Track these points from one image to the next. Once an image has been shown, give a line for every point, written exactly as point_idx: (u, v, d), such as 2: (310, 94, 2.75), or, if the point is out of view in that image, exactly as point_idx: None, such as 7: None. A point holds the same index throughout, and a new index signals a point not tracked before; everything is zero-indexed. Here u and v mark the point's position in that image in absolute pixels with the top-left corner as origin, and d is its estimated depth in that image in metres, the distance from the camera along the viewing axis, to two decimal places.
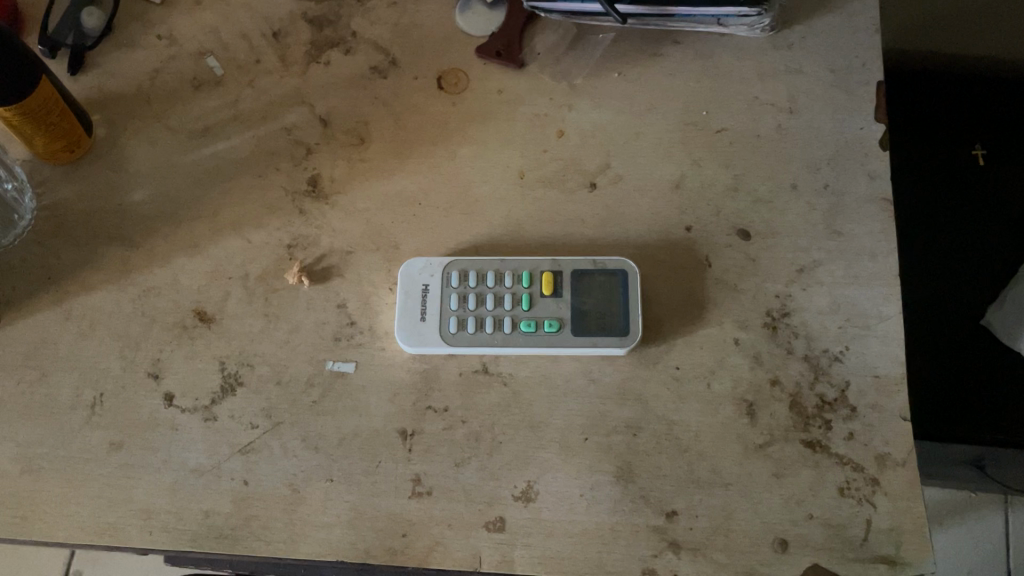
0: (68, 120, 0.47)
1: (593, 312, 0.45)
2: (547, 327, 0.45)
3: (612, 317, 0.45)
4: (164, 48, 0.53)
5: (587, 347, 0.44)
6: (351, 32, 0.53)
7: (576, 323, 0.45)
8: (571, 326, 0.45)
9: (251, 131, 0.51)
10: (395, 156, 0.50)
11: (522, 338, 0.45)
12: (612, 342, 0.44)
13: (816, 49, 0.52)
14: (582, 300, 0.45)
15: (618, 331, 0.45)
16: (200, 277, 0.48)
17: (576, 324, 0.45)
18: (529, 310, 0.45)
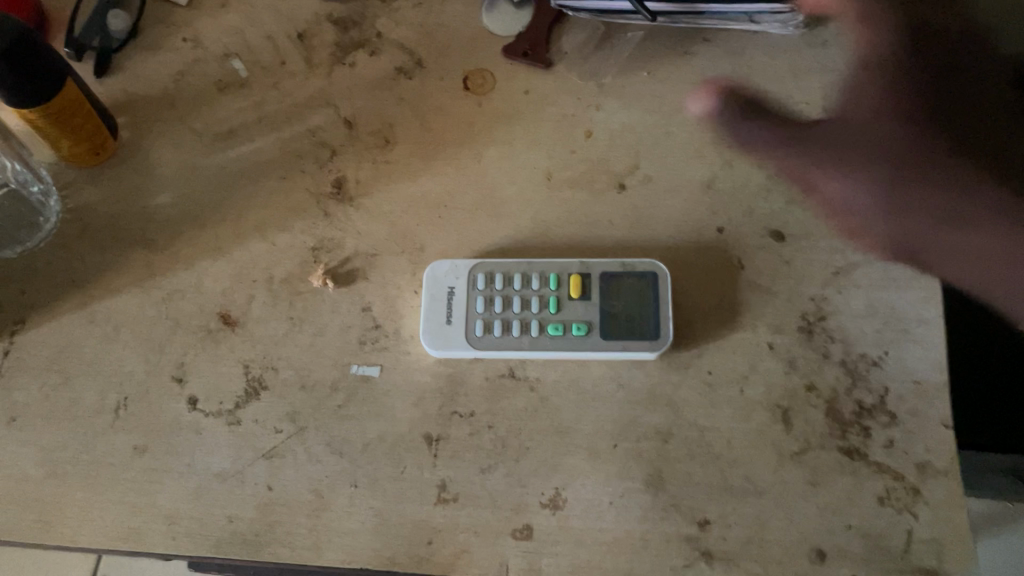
0: (93, 123, 0.47)
1: (621, 315, 0.44)
2: (574, 330, 0.44)
3: (643, 321, 0.44)
4: (190, 50, 0.53)
5: (615, 352, 0.43)
6: (377, 34, 0.53)
7: (604, 326, 0.44)
8: (599, 329, 0.44)
9: (276, 133, 0.50)
10: (420, 158, 0.50)
11: (549, 341, 0.44)
12: (642, 346, 0.43)
13: (851, 46, 0.51)
14: (609, 303, 0.44)
15: (648, 335, 0.43)
16: (225, 279, 0.47)
17: (605, 328, 0.44)
18: (557, 312, 0.44)
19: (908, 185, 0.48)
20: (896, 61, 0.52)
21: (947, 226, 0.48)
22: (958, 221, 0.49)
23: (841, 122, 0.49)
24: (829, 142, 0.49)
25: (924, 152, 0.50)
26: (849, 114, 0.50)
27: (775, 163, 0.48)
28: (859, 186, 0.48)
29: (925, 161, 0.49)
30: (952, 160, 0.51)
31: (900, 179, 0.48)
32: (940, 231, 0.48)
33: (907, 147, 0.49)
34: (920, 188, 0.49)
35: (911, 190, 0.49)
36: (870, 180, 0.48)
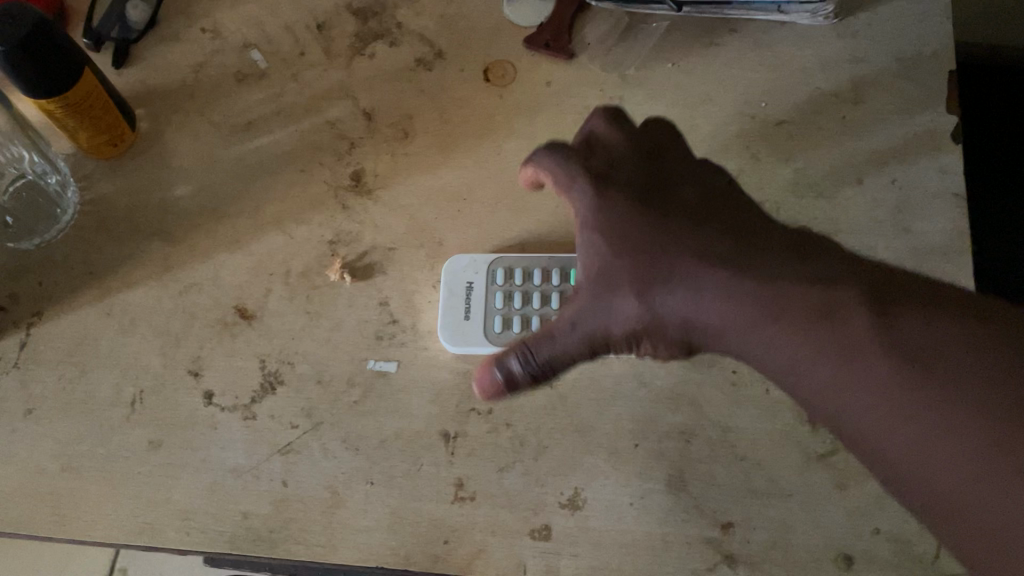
0: (111, 114, 0.47)
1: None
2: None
3: None
4: (208, 41, 0.52)
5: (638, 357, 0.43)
6: (397, 24, 0.52)
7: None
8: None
9: (294, 125, 0.50)
10: (440, 150, 0.49)
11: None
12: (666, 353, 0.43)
13: (883, 37, 0.50)
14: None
15: None
16: (242, 273, 0.47)
17: None
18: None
19: (677, 308, 0.33)
20: (667, 156, 0.38)
21: (919, 434, 0.28)
22: (930, 424, 0.28)
23: (585, 236, 0.35)
24: (602, 279, 0.34)
25: (676, 273, 0.33)
26: (598, 240, 0.35)
27: (630, 305, 0.34)
28: (651, 329, 0.34)
29: (778, 305, 0.31)
30: (779, 296, 0.31)
31: (801, 356, 0.31)
32: (914, 446, 0.28)
33: (678, 275, 0.33)
34: (704, 325, 0.33)
35: (666, 296, 0.33)
36: (789, 358, 0.31)
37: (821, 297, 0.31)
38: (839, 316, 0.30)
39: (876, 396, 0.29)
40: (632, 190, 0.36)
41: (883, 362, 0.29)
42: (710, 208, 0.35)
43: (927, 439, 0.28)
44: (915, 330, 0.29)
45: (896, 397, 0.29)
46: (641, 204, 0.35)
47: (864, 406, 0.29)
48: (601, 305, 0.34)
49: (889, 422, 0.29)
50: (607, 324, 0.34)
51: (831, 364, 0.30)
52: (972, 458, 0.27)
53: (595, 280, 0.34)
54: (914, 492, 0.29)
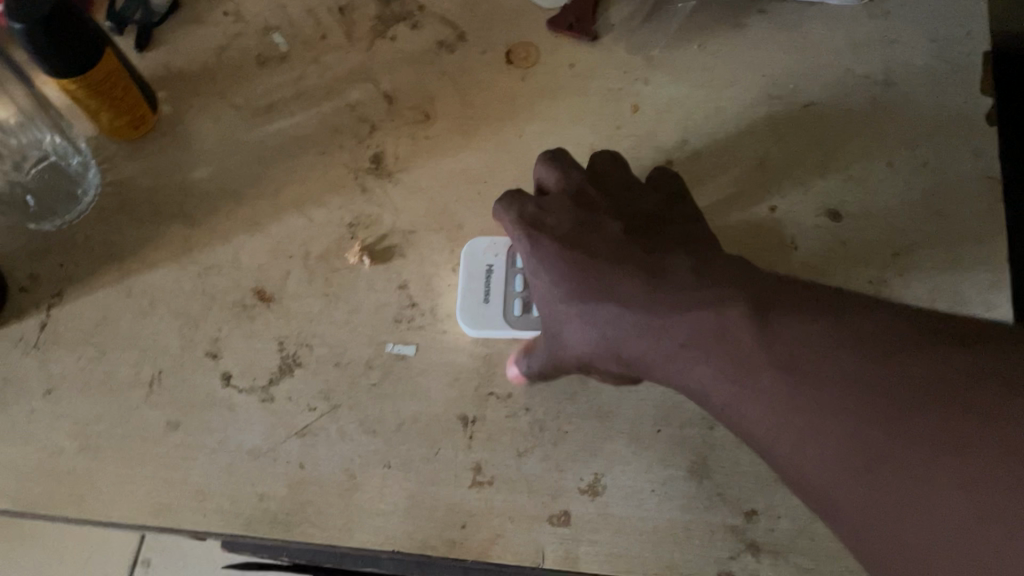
0: (132, 95, 0.47)
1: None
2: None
3: None
4: (231, 24, 0.52)
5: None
6: (419, 7, 0.51)
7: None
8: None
9: (315, 108, 0.49)
10: (461, 133, 0.48)
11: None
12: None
13: (915, 18, 0.48)
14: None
15: None
16: (261, 255, 0.46)
17: None
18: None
19: (607, 342, 0.34)
20: (605, 193, 0.41)
21: (821, 456, 0.27)
22: (824, 443, 0.26)
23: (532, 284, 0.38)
24: (548, 324, 0.37)
25: (595, 310, 0.34)
26: (538, 289, 0.37)
27: (575, 343, 0.36)
28: (597, 361, 0.35)
29: (678, 332, 0.31)
30: (681, 322, 0.31)
31: (708, 381, 0.30)
32: (818, 469, 0.27)
33: (597, 312, 0.34)
34: (632, 356, 0.34)
35: (597, 335, 0.34)
36: (702, 386, 0.31)
37: (714, 319, 0.30)
38: (735, 342, 0.29)
39: (775, 419, 0.28)
40: (562, 234, 0.38)
41: (774, 386, 0.28)
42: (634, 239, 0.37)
43: (825, 461, 0.26)
44: (801, 344, 0.28)
45: (793, 422, 0.27)
46: (568, 244, 0.37)
47: (768, 433, 0.28)
48: (555, 342, 0.37)
49: (794, 449, 0.27)
50: (565, 358, 0.37)
51: (733, 389, 0.29)
52: (871, 472, 0.25)
53: (547, 326, 0.37)
54: (835, 518, 0.27)
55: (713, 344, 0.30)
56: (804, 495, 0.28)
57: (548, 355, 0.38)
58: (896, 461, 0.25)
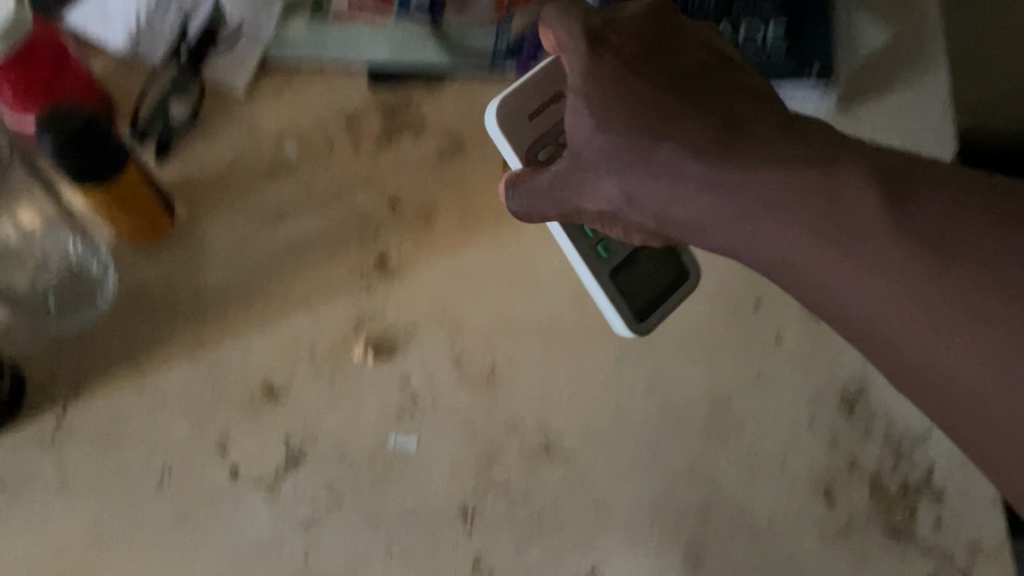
0: (149, 203, 0.49)
1: (633, 284, 0.46)
2: (598, 255, 0.45)
3: (641, 295, 0.46)
4: (244, 132, 0.53)
5: (607, 303, 0.45)
6: (422, 117, 0.53)
7: (616, 279, 0.45)
8: (607, 270, 0.45)
9: (324, 211, 0.52)
10: (463, 233, 0.51)
11: (579, 248, 0.45)
12: (622, 321, 0.45)
13: (884, 125, 0.52)
14: (636, 254, 0.46)
15: (635, 309, 0.45)
16: (270, 352, 0.48)
17: (620, 275, 0.45)
18: (593, 232, 0.45)
19: (648, 189, 0.35)
20: (671, 33, 0.39)
21: (863, 285, 0.29)
22: (872, 272, 0.29)
23: (570, 110, 0.37)
24: (583, 162, 0.37)
25: (653, 158, 0.34)
26: (585, 114, 0.36)
27: (604, 181, 0.37)
28: (618, 211, 0.37)
29: (763, 196, 0.32)
30: (738, 178, 0.32)
31: (751, 227, 0.32)
32: (858, 296, 0.30)
33: (653, 159, 0.34)
34: (665, 208, 0.35)
35: (636, 177, 0.35)
36: (733, 231, 0.33)
37: (821, 181, 0.31)
38: (806, 185, 0.31)
39: (826, 251, 0.30)
40: (624, 60, 0.37)
41: (842, 223, 0.30)
42: (694, 74, 0.37)
43: (873, 288, 0.29)
44: (876, 186, 0.30)
45: (846, 257, 0.30)
46: (629, 67, 0.37)
47: (804, 259, 0.31)
48: (580, 190, 0.38)
49: (830, 270, 0.30)
50: (581, 203, 0.39)
51: (780, 231, 0.31)
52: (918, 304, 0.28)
53: (576, 159, 0.37)
54: (846, 327, 0.31)
55: (775, 189, 0.31)
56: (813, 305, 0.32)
57: (556, 173, 0.39)
58: (949, 306, 0.28)
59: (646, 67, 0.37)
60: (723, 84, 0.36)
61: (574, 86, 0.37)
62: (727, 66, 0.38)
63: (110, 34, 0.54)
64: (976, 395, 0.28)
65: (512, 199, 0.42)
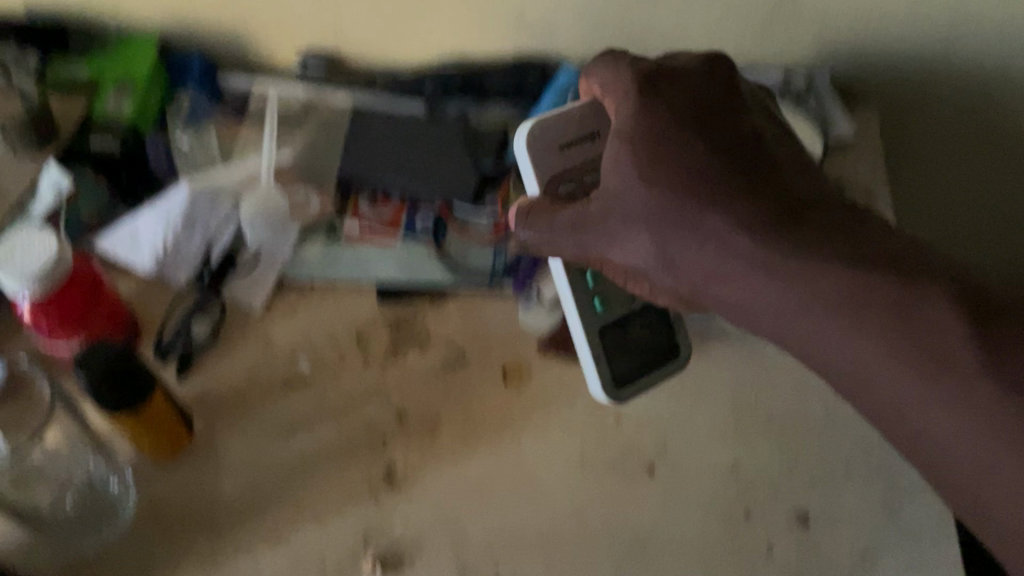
0: (173, 423, 0.51)
1: (620, 352, 0.51)
2: (594, 308, 0.50)
3: (621, 367, 0.51)
4: (261, 350, 0.57)
5: (593, 366, 0.50)
6: (426, 333, 0.57)
7: (603, 338, 0.51)
8: (598, 326, 0.50)
9: (334, 424, 0.54)
10: (465, 444, 0.53)
11: (576, 296, 0.50)
12: (602, 386, 0.50)
13: None
14: (626, 322, 0.51)
15: (614, 381, 0.50)
16: (279, 567, 0.49)
17: (608, 336, 0.51)
18: (593, 285, 0.50)
19: (673, 250, 0.42)
20: (722, 89, 0.46)
21: (836, 328, 0.38)
22: (848, 323, 0.38)
23: (615, 153, 0.43)
24: (613, 214, 0.43)
25: (704, 223, 0.41)
26: (626, 176, 0.42)
27: (621, 241, 0.43)
28: (627, 261, 0.44)
29: (818, 284, 0.38)
30: (773, 251, 0.39)
31: (748, 278, 0.40)
32: (827, 334, 0.38)
33: (694, 223, 0.41)
34: (689, 260, 0.41)
35: (669, 233, 0.41)
36: (722, 292, 0.41)
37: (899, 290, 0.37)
38: (811, 259, 0.38)
39: (809, 307, 0.38)
40: (674, 108, 0.44)
41: (838, 285, 0.38)
42: (748, 156, 0.43)
43: (840, 333, 0.38)
44: (867, 261, 0.38)
45: (848, 307, 0.38)
46: (689, 126, 0.43)
47: (788, 313, 0.39)
48: (614, 252, 0.44)
49: (809, 318, 0.39)
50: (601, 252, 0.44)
51: (776, 289, 0.39)
52: (872, 354, 0.37)
53: (608, 207, 0.43)
54: (800, 346, 0.40)
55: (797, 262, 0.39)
56: (771, 333, 0.41)
57: (572, 216, 0.45)
58: (904, 357, 0.36)
59: (692, 122, 0.43)
60: (757, 154, 0.44)
61: (622, 139, 0.43)
62: (758, 135, 0.45)
63: (139, 260, 0.59)
64: (939, 440, 0.36)
65: (525, 228, 0.46)
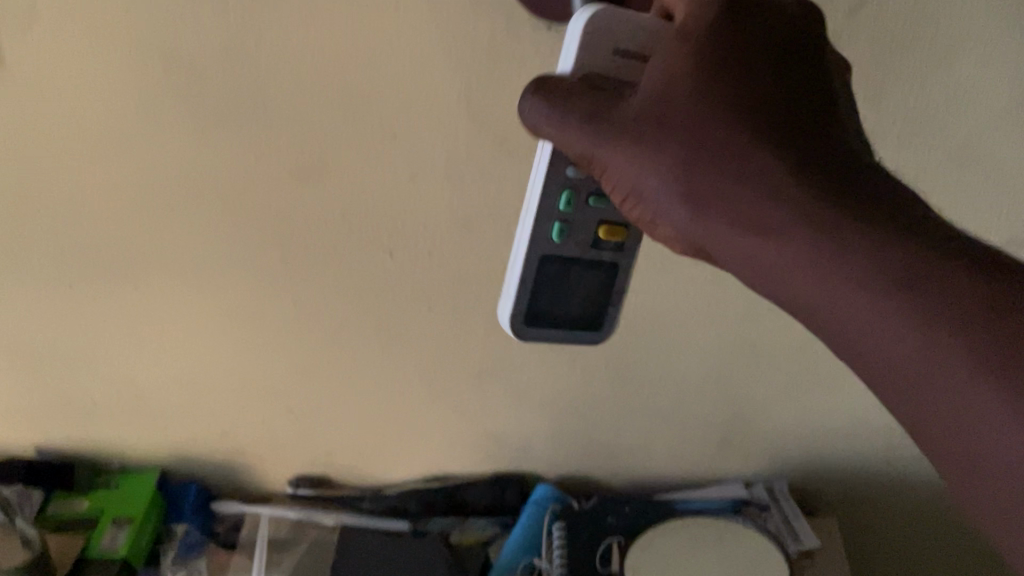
0: None
1: (553, 289, 0.46)
2: (551, 234, 0.43)
3: (547, 311, 0.46)
4: None
5: (517, 290, 0.44)
6: None
7: (541, 266, 0.44)
8: (540, 253, 0.44)
9: None
10: None
11: (542, 203, 0.42)
12: (512, 318, 0.45)
13: None
14: (570, 273, 0.45)
15: (522, 323, 0.46)
16: None
17: (551, 255, 0.44)
18: (566, 210, 0.42)
19: (699, 180, 0.31)
20: (805, 23, 0.35)
21: (884, 308, 0.27)
22: (902, 299, 0.27)
23: (671, 53, 0.34)
24: (647, 120, 0.33)
25: (741, 155, 0.31)
26: (671, 92, 0.33)
27: (624, 154, 0.33)
28: (641, 175, 0.33)
29: (890, 263, 0.27)
30: (824, 200, 0.29)
31: (781, 224, 0.29)
32: (870, 315, 0.28)
33: (733, 159, 0.31)
34: (712, 194, 0.31)
35: (697, 160, 0.31)
36: (730, 245, 0.31)
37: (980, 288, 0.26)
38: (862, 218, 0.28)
39: (858, 272, 0.28)
40: (741, 28, 0.34)
41: (894, 251, 0.28)
42: (802, 104, 0.33)
43: (890, 311, 0.27)
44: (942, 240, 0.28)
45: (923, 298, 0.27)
46: (741, 45, 0.33)
47: (820, 279, 0.29)
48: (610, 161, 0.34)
49: (847, 296, 0.28)
50: (603, 165, 0.34)
51: (810, 241, 0.29)
52: (925, 345, 0.27)
53: (631, 123, 0.33)
54: (820, 327, 0.30)
55: (854, 216, 0.29)
56: (778, 297, 0.30)
57: (585, 121, 0.35)
58: (972, 355, 0.26)
59: (767, 53, 0.33)
60: (818, 105, 0.33)
61: (676, 46, 0.34)
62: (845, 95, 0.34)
63: None
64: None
65: (536, 108, 0.36)
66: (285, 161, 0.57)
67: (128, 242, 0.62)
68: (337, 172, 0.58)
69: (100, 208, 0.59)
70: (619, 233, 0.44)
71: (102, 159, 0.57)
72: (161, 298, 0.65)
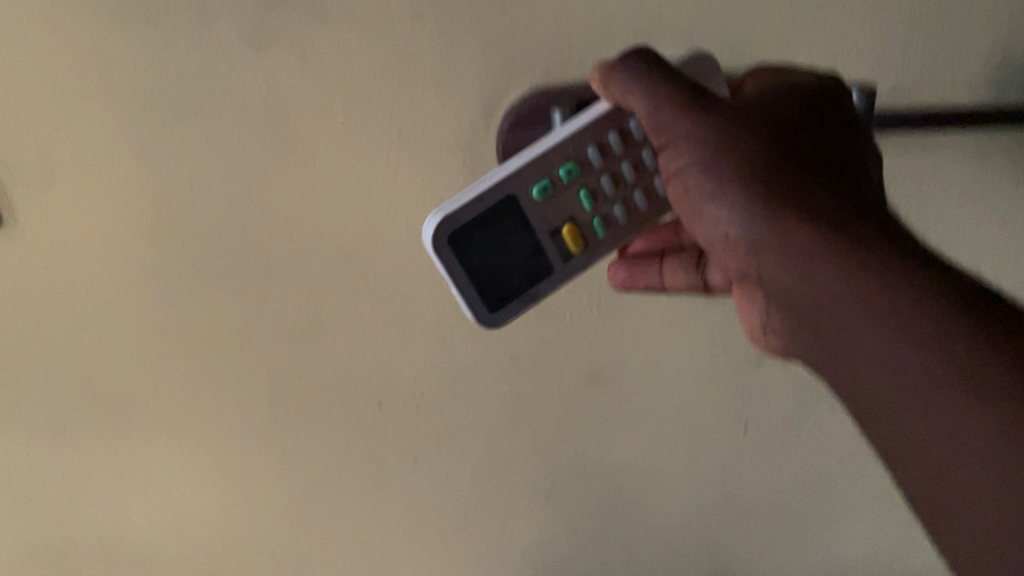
0: None
1: (489, 239, 0.50)
2: (532, 188, 0.49)
3: (474, 249, 0.49)
4: None
5: (473, 197, 0.48)
6: None
7: (503, 202, 0.49)
8: (513, 191, 0.49)
9: None
10: None
11: (548, 158, 0.49)
12: (439, 226, 0.48)
13: None
14: (519, 230, 0.51)
15: (447, 237, 0.48)
16: None
17: (517, 203, 0.49)
18: (560, 174, 0.50)
19: (748, 195, 0.43)
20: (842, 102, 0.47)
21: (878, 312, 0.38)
22: (886, 309, 0.38)
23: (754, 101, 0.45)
24: (718, 122, 0.44)
25: (795, 197, 0.42)
26: (740, 120, 0.44)
27: (700, 141, 0.44)
28: (689, 150, 0.44)
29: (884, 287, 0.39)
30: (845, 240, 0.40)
31: (812, 249, 0.41)
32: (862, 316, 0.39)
33: (786, 195, 0.42)
34: (765, 213, 0.42)
35: (754, 187, 0.43)
36: (773, 251, 0.42)
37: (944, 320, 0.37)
38: (903, 268, 0.39)
39: (867, 292, 0.39)
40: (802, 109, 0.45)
41: (897, 287, 0.38)
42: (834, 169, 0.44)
43: (879, 307, 0.38)
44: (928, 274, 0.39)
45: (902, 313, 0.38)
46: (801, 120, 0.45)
47: (825, 286, 0.40)
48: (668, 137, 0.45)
49: (848, 301, 0.39)
50: (672, 145, 0.45)
51: (828, 262, 0.40)
52: (921, 354, 0.37)
53: (709, 114, 0.44)
54: (818, 313, 0.41)
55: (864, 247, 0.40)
56: (791, 293, 0.42)
57: (673, 95, 0.44)
58: (922, 353, 0.37)
59: (821, 130, 0.45)
60: (843, 169, 0.44)
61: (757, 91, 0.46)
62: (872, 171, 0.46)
63: None
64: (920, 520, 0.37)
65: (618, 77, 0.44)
66: (281, 339, 0.60)
67: (119, 411, 0.63)
68: (332, 348, 0.60)
69: (93, 371, 0.61)
70: (575, 240, 0.51)
71: (101, 336, 0.59)
72: (149, 453, 0.66)
